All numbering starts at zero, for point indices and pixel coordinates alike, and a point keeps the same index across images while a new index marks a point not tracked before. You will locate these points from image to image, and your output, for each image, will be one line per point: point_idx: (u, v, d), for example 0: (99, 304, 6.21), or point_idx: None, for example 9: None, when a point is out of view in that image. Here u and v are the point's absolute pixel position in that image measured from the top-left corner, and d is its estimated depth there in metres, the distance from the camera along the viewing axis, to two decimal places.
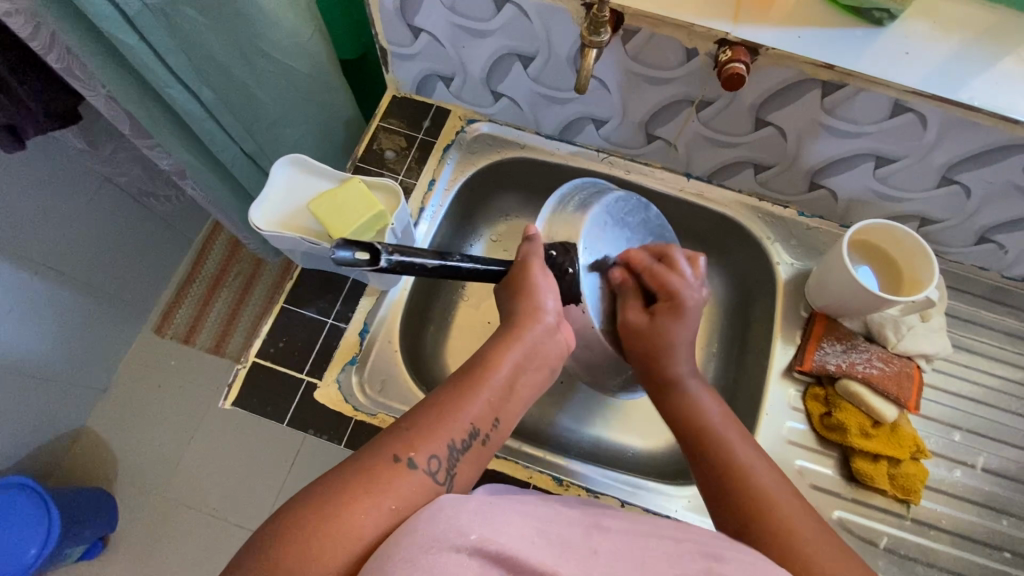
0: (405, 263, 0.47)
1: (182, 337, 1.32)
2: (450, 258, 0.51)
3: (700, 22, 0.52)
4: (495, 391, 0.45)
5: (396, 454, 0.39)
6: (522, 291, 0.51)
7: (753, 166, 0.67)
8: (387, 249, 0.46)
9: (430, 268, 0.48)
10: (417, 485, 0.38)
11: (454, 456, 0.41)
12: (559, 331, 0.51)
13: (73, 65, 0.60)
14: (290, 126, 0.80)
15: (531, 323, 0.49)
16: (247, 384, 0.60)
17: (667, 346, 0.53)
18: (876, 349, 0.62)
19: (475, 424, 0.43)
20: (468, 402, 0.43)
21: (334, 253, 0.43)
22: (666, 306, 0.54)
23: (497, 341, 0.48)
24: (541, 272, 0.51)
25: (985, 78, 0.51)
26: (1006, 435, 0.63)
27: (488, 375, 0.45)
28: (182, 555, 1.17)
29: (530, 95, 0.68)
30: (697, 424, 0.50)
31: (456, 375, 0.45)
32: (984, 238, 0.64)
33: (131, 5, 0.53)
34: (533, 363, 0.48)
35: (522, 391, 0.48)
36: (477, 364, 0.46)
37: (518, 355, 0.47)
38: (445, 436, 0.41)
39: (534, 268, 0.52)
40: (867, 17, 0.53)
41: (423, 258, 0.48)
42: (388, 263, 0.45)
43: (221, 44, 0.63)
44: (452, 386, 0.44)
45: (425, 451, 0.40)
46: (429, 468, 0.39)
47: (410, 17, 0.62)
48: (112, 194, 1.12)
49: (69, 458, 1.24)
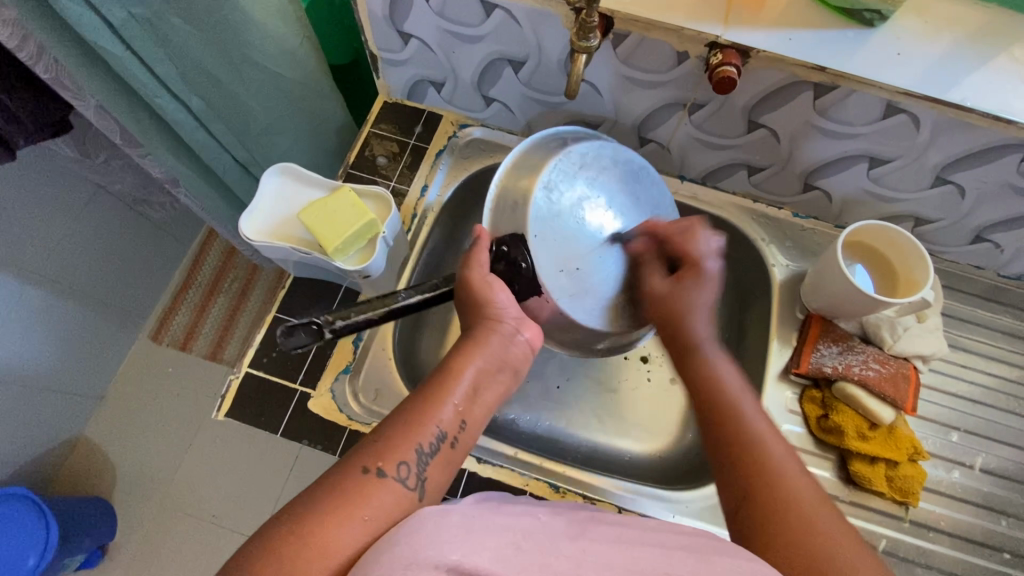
0: (352, 326, 0.49)
1: (179, 345, 1.32)
2: (396, 299, 0.51)
3: (690, 26, 0.52)
4: (461, 395, 0.45)
5: (363, 466, 0.39)
6: (470, 306, 0.51)
7: (747, 168, 0.67)
8: (328, 319, 0.48)
9: (378, 319, 0.50)
10: (389, 493, 0.38)
11: (424, 461, 0.41)
12: (521, 334, 0.51)
13: (61, 75, 0.58)
14: (282, 133, 0.80)
15: (491, 329, 0.49)
16: (240, 394, 0.60)
17: (682, 312, 0.55)
18: (872, 350, 0.62)
19: (443, 429, 0.43)
20: (435, 408, 0.44)
21: (283, 343, 0.47)
22: (686, 273, 0.56)
23: (457, 353, 0.48)
24: (483, 281, 0.51)
25: (977, 78, 0.51)
26: (1004, 435, 0.63)
27: (452, 383, 0.46)
28: (182, 564, 1.16)
29: (522, 99, 0.67)
30: (719, 399, 0.49)
31: (422, 385, 0.46)
32: (980, 237, 0.64)
33: (117, 16, 0.52)
34: (497, 367, 0.49)
35: (488, 396, 0.48)
36: (442, 373, 0.46)
37: (479, 362, 0.48)
38: (412, 443, 0.41)
39: (476, 281, 0.50)
40: (857, 18, 0.53)
41: (362, 313, 0.50)
42: (330, 335, 0.48)
43: (207, 51, 0.62)
44: (415, 396, 0.45)
45: (393, 460, 0.40)
46: (400, 476, 0.39)
47: (400, 23, 0.62)
48: (106, 203, 1.12)
49: (68, 468, 1.24)
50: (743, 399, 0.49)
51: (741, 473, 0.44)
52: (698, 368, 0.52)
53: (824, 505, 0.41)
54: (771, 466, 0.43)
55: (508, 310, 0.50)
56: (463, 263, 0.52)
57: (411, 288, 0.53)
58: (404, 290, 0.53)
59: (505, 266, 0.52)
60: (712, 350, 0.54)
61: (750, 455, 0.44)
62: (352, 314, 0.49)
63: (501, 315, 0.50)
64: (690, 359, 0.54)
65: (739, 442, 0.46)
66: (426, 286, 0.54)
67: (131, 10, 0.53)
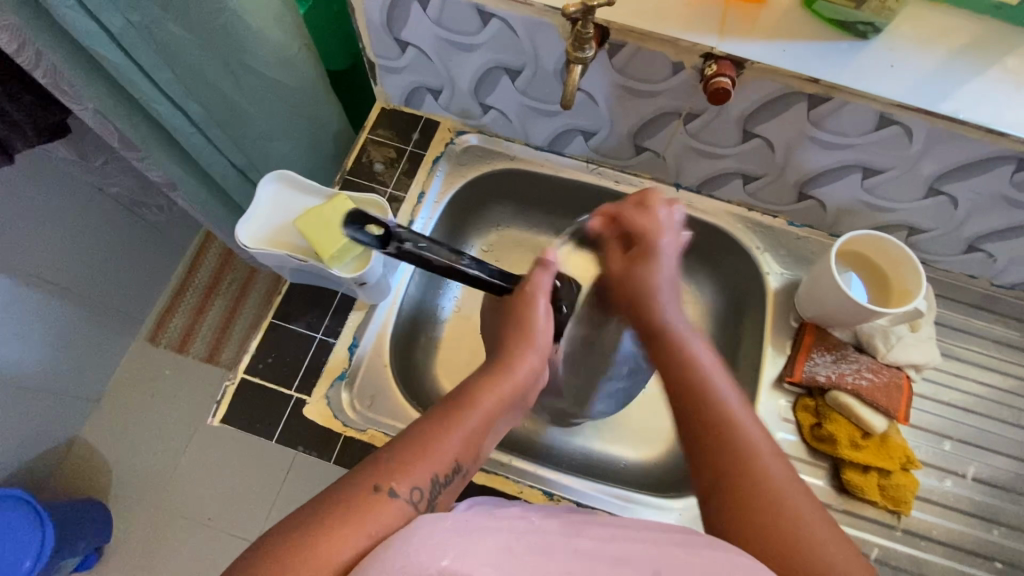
0: (414, 254, 0.57)
1: (175, 347, 1.32)
2: (459, 260, 0.57)
3: (685, 37, 0.52)
4: (482, 424, 0.46)
5: (376, 484, 0.39)
6: (516, 328, 0.53)
7: (742, 177, 0.67)
8: (398, 238, 0.57)
9: (433, 263, 0.57)
10: (398, 513, 0.38)
11: (437, 489, 0.41)
12: (545, 374, 0.53)
13: (60, 80, 0.58)
14: (279, 138, 0.80)
15: (525, 355, 0.51)
16: (236, 400, 0.60)
17: (640, 282, 0.53)
18: (866, 359, 0.62)
19: (458, 459, 0.43)
20: (455, 435, 0.44)
21: (350, 232, 0.58)
22: (639, 252, 0.55)
23: (485, 376, 0.49)
24: (546, 312, 0.53)
25: (969, 90, 0.51)
26: (996, 444, 0.63)
27: (475, 409, 0.46)
28: (177, 567, 1.16)
29: (518, 107, 0.68)
30: (694, 383, 0.46)
31: (444, 405, 0.46)
32: (973, 247, 0.64)
33: (115, 23, 0.53)
34: (518, 400, 0.49)
35: (503, 426, 0.49)
36: (465, 396, 0.47)
37: (502, 389, 0.48)
38: (429, 469, 0.41)
39: (535, 302, 0.54)
40: (852, 30, 0.53)
41: (432, 253, 0.57)
42: (391, 248, 0.57)
43: (205, 58, 0.62)
44: (436, 415, 0.45)
45: (407, 483, 0.40)
46: (411, 498, 0.39)
47: (397, 32, 0.62)
48: (104, 205, 1.12)
49: (63, 471, 1.23)
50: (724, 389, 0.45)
51: (711, 471, 0.42)
52: (667, 349, 0.49)
53: (812, 513, 0.39)
54: (744, 458, 0.41)
55: (546, 347, 0.53)
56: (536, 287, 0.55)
57: (478, 261, 0.58)
58: (472, 258, 0.58)
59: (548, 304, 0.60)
60: (679, 320, 0.50)
61: (729, 448, 0.42)
62: (425, 249, 0.57)
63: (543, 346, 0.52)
64: (659, 341, 0.50)
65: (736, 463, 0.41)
66: (491, 268, 0.58)
67: (130, 17, 0.53)
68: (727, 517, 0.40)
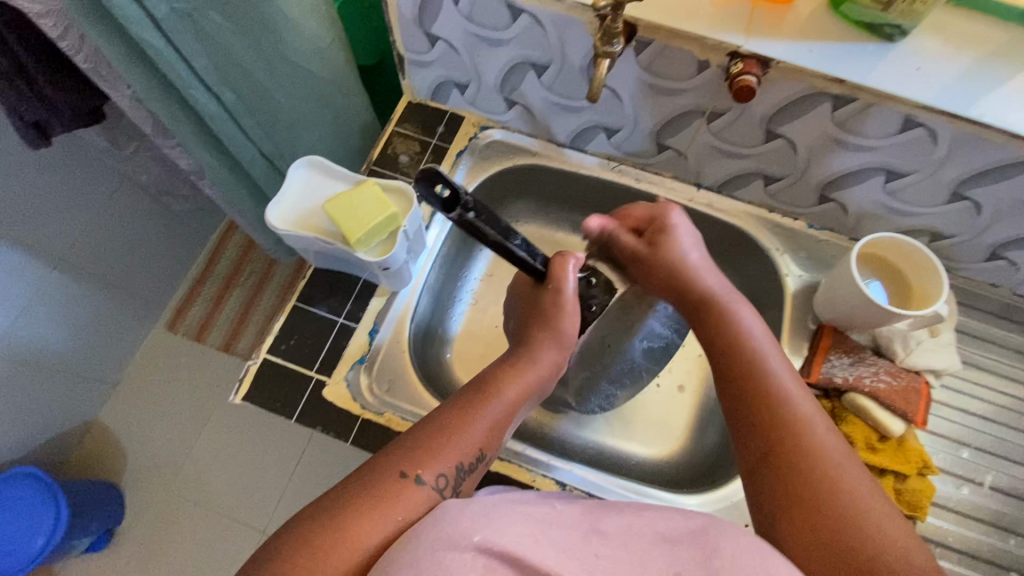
0: (475, 226, 0.49)
1: (193, 334, 1.34)
2: (513, 241, 0.52)
3: (713, 35, 0.53)
4: (503, 414, 0.47)
5: (403, 470, 0.40)
6: (543, 323, 0.53)
7: (763, 177, 0.68)
8: (466, 203, 0.48)
9: (491, 242, 0.50)
10: (424, 499, 0.39)
11: (461, 475, 0.42)
12: (567, 369, 0.54)
13: (100, 64, 0.62)
14: (306, 129, 0.82)
15: (549, 346, 0.52)
16: (258, 379, 0.62)
17: (667, 264, 0.55)
18: (884, 362, 0.62)
19: (482, 447, 0.44)
20: (476, 423, 0.45)
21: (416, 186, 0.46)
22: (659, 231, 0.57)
23: (504, 370, 0.50)
24: (572, 289, 0.54)
25: (996, 95, 0.51)
26: (1015, 454, 0.63)
27: (495, 398, 0.47)
28: (186, 550, 1.17)
29: (543, 103, 0.69)
30: (743, 348, 0.49)
31: (465, 393, 0.47)
32: (995, 255, 0.64)
33: (159, 9, 0.54)
34: (537, 391, 0.50)
35: (522, 417, 0.50)
36: (487, 386, 0.48)
37: (525, 381, 0.49)
38: (454, 456, 0.42)
39: (565, 299, 0.54)
40: (879, 32, 0.53)
41: (492, 228, 0.50)
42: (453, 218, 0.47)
43: (241, 47, 0.64)
44: (461, 403, 0.46)
45: (433, 470, 0.41)
46: (437, 485, 0.40)
47: (428, 25, 0.64)
48: (130, 192, 1.15)
49: (80, 451, 1.25)
50: (769, 355, 0.48)
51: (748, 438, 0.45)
52: (717, 320, 0.51)
53: (855, 469, 0.41)
54: (805, 443, 0.42)
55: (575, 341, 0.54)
56: (556, 273, 0.55)
57: (525, 241, 0.53)
58: (523, 238, 0.53)
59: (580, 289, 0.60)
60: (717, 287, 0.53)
61: (764, 409, 0.45)
62: (486, 221, 0.49)
63: (570, 339, 0.53)
64: (709, 314, 0.52)
65: (790, 449, 0.42)
66: (532, 248, 0.54)
67: (172, 4, 0.55)
68: (785, 499, 0.41)
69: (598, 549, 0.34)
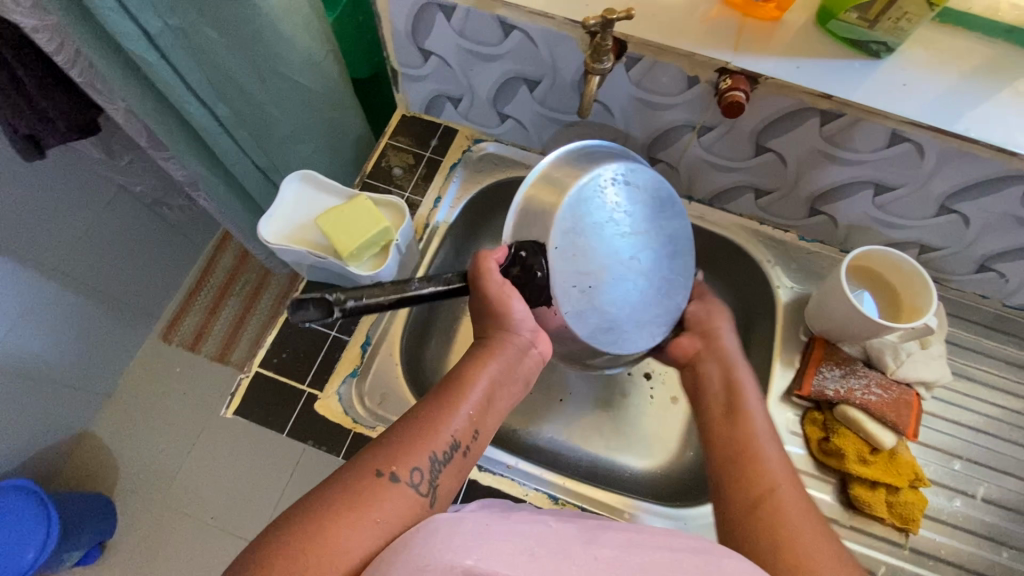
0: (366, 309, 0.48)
1: (187, 345, 1.33)
2: (410, 287, 0.50)
3: (701, 52, 0.54)
4: (476, 404, 0.47)
5: (378, 468, 0.40)
6: (492, 317, 0.51)
7: (754, 191, 0.68)
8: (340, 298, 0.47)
9: (389, 304, 0.49)
10: (400, 497, 0.39)
11: (437, 468, 0.42)
12: (533, 349, 0.52)
13: (95, 79, 0.62)
14: (301, 141, 0.82)
15: (509, 335, 0.51)
16: (249, 393, 0.62)
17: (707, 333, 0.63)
18: (876, 374, 0.62)
19: (457, 438, 0.45)
20: (450, 416, 0.45)
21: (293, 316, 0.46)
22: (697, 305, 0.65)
23: (473, 361, 0.50)
24: (496, 273, 0.50)
25: (981, 110, 0.52)
26: (1007, 466, 0.63)
27: (467, 389, 0.47)
28: (177, 563, 1.16)
29: (536, 116, 0.69)
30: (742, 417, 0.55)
31: (437, 391, 0.47)
32: (984, 266, 0.64)
33: (153, 25, 0.55)
34: (509, 378, 0.50)
35: (498, 406, 0.49)
36: (458, 379, 0.48)
37: (492, 372, 0.49)
38: (427, 448, 0.43)
39: (489, 282, 0.50)
40: (865, 49, 0.54)
41: (378, 296, 0.48)
42: (338, 314, 0.47)
43: (236, 63, 0.65)
44: (433, 399, 0.46)
45: (407, 465, 0.41)
46: (413, 481, 0.41)
47: (421, 40, 0.64)
48: (126, 203, 1.15)
49: (71, 463, 1.25)
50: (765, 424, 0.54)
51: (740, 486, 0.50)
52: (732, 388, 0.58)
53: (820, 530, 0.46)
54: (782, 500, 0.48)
55: (527, 320, 0.51)
56: (471, 274, 0.51)
57: (425, 278, 0.51)
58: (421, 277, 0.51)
59: (519, 271, 0.52)
60: (736, 357, 0.61)
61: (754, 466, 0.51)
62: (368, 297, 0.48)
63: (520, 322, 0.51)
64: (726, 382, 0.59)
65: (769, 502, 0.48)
66: (440, 279, 0.52)
67: (167, 21, 0.56)
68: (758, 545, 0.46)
69: (594, 556, 0.35)
